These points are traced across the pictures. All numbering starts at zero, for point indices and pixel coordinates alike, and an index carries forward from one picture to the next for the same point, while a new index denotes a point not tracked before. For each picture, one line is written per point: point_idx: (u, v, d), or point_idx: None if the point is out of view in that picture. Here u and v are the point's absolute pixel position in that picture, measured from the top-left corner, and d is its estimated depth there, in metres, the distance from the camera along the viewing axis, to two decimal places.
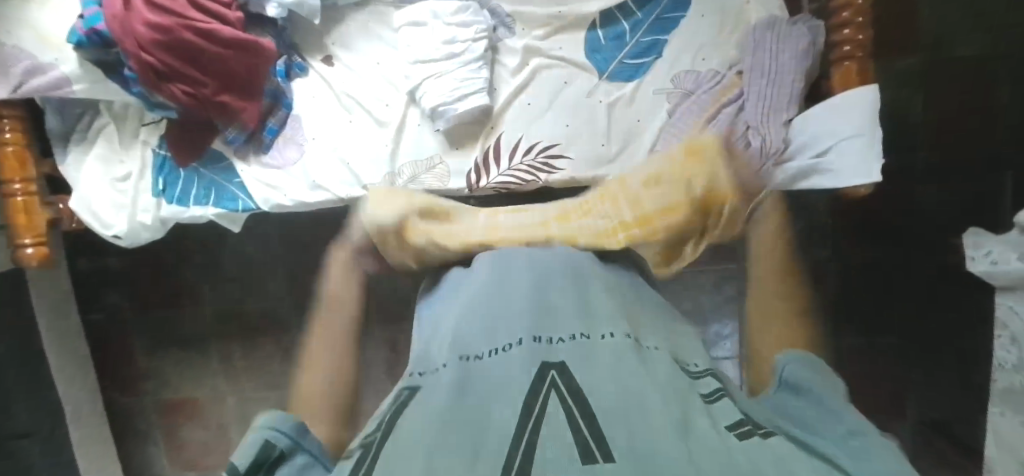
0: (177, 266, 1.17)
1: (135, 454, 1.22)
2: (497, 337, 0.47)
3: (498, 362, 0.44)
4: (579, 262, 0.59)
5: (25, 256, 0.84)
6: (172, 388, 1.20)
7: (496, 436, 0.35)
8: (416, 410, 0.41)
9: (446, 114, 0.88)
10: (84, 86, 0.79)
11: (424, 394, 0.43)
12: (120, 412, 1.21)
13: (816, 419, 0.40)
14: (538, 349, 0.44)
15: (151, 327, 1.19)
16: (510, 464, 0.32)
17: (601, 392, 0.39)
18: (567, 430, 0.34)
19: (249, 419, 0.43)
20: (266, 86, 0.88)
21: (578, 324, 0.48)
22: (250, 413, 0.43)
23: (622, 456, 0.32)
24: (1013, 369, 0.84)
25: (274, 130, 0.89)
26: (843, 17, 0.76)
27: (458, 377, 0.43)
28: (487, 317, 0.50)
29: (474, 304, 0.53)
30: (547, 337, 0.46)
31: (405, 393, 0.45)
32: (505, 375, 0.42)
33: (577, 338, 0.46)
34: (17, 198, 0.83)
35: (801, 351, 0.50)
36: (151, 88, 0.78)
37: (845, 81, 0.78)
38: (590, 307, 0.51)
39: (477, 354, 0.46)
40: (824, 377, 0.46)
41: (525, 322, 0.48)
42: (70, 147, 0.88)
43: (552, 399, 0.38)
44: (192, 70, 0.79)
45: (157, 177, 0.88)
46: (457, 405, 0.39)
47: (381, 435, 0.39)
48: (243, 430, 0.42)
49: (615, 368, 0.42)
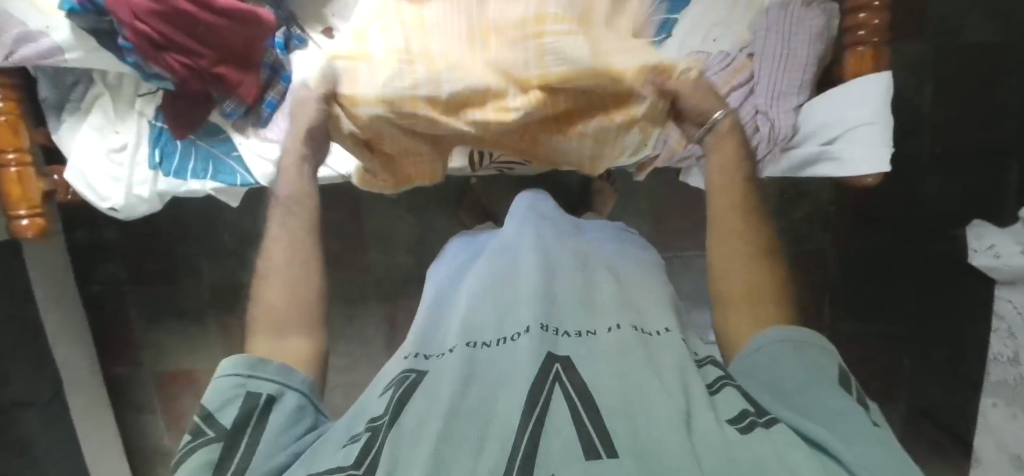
0: (174, 238, 1.16)
1: (134, 424, 1.23)
2: (504, 325, 0.48)
3: (504, 351, 0.45)
4: (584, 248, 0.59)
5: (20, 227, 0.84)
6: (171, 359, 1.20)
7: (502, 427, 0.37)
8: (423, 396, 0.42)
9: None
10: (77, 55, 0.77)
11: (430, 381, 0.44)
12: (119, 382, 1.22)
13: (804, 401, 0.43)
14: (544, 338, 0.44)
15: (148, 298, 1.19)
16: (517, 461, 0.34)
17: (605, 384, 0.40)
18: (570, 425, 0.36)
19: (256, 381, 0.46)
20: (264, 58, 0.85)
21: (586, 318, 0.48)
22: (258, 375, 0.46)
23: (626, 454, 0.34)
24: (1008, 361, 0.84)
25: (272, 103, 0.87)
26: (858, 1, 0.74)
27: (465, 363, 0.43)
28: (495, 303, 0.51)
29: (481, 285, 0.54)
30: (554, 327, 0.46)
31: (412, 376, 0.46)
32: (510, 365, 0.42)
33: (584, 333, 0.46)
34: (11, 168, 0.81)
35: (785, 329, 0.48)
36: (147, 59, 0.75)
37: (858, 67, 0.77)
38: (598, 299, 0.51)
39: (484, 343, 0.46)
40: (810, 356, 0.46)
41: (532, 307, 0.47)
42: (64, 117, 0.86)
43: (558, 391, 0.39)
44: (190, 41, 0.77)
45: (153, 148, 0.87)
46: (464, 392, 0.40)
47: (387, 421, 0.41)
48: (252, 391, 0.45)
49: (620, 362, 0.42)
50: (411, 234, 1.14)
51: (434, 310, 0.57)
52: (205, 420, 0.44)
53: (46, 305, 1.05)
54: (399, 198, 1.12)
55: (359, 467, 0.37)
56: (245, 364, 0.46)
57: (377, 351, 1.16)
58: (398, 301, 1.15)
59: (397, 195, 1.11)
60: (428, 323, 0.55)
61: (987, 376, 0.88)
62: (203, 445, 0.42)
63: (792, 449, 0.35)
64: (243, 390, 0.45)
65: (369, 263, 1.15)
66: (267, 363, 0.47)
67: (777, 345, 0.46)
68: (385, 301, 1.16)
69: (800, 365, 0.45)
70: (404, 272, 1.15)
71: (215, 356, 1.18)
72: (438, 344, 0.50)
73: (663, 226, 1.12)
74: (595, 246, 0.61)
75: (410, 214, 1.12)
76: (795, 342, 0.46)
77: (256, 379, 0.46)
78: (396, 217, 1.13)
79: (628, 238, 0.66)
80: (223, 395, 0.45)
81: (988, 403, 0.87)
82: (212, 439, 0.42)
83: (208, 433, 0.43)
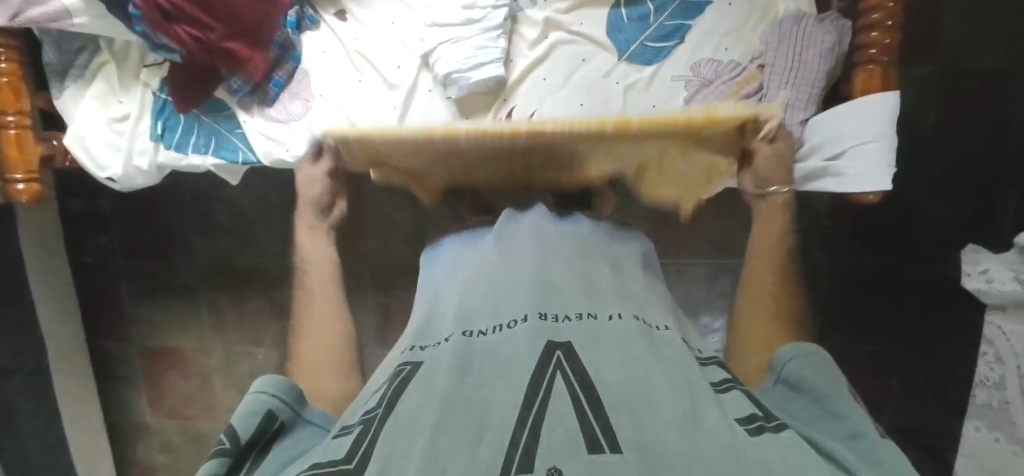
0: (169, 213, 1.15)
1: (116, 397, 1.22)
2: (502, 313, 0.48)
3: (502, 340, 0.45)
4: (586, 238, 0.60)
5: (15, 192, 0.82)
6: (159, 335, 1.19)
7: (501, 417, 0.37)
8: (419, 388, 0.42)
9: (459, 82, 0.84)
10: (85, 20, 0.76)
11: (427, 371, 0.43)
12: (104, 356, 1.21)
13: (820, 421, 0.43)
14: (543, 327, 0.45)
15: (139, 273, 1.17)
16: (518, 453, 0.33)
17: (606, 377, 0.40)
18: (572, 416, 0.36)
19: (279, 402, 0.46)
20: (274, 36, 0.85)
21: (585, 303, 0.49)
22: (281, 395, 0.46)
23: (629, 449, 0.33)
24: (993, 385, 0.85)
25: (280, 83, 0.87)
26: (872, 19, 0.74)
27: (461, 353, 0.44)
28: (492, 293, 0.51)
29: (481, 276, 0.54)
30: (552, 314, 0.47)
31: (408, 368, 0.46)
32: (509, 356, 0.42)
33: (584, 317, 0.47)
34: (9, 131, 0.80)
35: (805, 346, 0.51)
36: (154, 29, 0.74)
37: (866, 85, 0.77)
38: (596, 286, 0.51)
39: (481, 331, 0.47)
40: (827, 372, 0.48)
41: (531, 299, 0.48)
42: (67, 82, 0.85)
43: (558, 380, 0.39)
44: (199, 12, 0.76)
45: (155, 121, 0.86)
46: (461, 382, 0.40)
47: (382, 414, 0.40)
48: (272, 410, 0.45)
49: (622, 353, 0.42)
50: (408, 224, 1.13)
51: (434, 302, 0.58)
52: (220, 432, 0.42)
53: (36, 272, 1.03)
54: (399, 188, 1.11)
55: (350, 461, 0.37)
56: (270, 384, 0.47)
57: (367, 339, 1.16)
58: (392, 290, 1.15)
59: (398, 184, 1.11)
60: (425, 316, 0.55)
61: (972, 399, 0.89)
62: (214, 456, 0.40)
63: (795, 452, 0.35)
64: (265, 408, 0.45)
65: (365, 252, 1.14)
66: (290, 390, 0.47)
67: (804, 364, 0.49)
68: (379, 290, 1.15)
69: (823, 378, 0.47)
70: (400, 262, 1.14)
71: (204, 335, 1.17)
72: (435, 335, 0.50)
73: (660, 232, 1.12)
74: (600, 237, 0.62)
75: (409, 203, 1.12)
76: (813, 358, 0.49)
77: (279, 400, 0.46)
78: (395, 207, 1.12)
79: (630, 236, 0.66)
80: (242, 411, 0.44)
81: (972, 426, 0.89)
82: (224, 451, 0.40)
83: (224, 444, 0.41)
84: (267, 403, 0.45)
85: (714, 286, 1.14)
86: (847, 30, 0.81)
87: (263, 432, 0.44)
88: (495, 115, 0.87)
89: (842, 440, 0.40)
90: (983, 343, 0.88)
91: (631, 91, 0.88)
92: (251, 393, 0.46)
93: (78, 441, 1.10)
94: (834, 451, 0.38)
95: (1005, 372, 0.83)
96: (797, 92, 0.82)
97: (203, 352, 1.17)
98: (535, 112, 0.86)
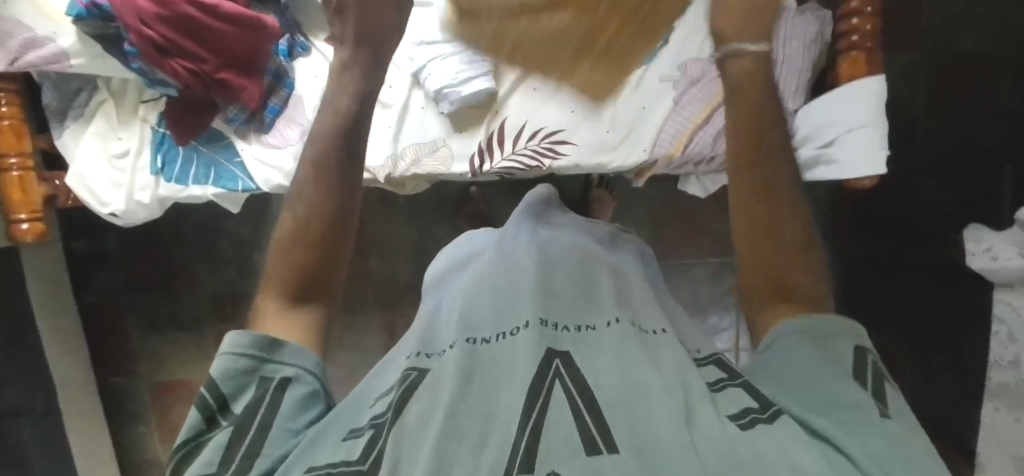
0: (173, 246, 1.16)
1: (125, 436, 1.21)
2: (504, 321, 0.48)
3: (504, 347, 0.45)
4: (583, 243, 0.61)
5: (20, 232, 0.83)
6: (168, 368, 1.19)
7: (504, 421, 0.37)
8: (424, 394, 0.42)
9: (449, 96, 0.86)
10: (83, 60, 0.78)
11: (432, 379, 0.43)
12: (114, 394, 1.20)
13: (814, 398, 0.41)
14: (543, 334, 0.45)
15: (146, 308, 1.18)
16: (518, 456, 0.34)
17: (603, 382, 0.40)
18: (570, 420, 0.36)
19: (271, 363, 0.41)
20: (267, 65, 0.85)
21: (584, 314, 0.49)
22: (272, 354, 0.41)
23: (626, 450, 0.34)
24: (1010, 364, 0.85)
25: (275, 109, 0.87)
26: (851, 8, 0.77)
27: (465, 360, 0.44)
28: (494, 299, 0.52)
29: (481, 283, 0.55)
30: (553, 323, 0.47)
31: (414, 373, 0.46)
32: (511, 360, 0.43)
33: (583, 329, 0.47)
34: (11, 172, 0.81)
35: (810, 318, 0.45)
36: (152, 66, 0.76)
37: (852, 72, 0.80)
38: (593, 294, 0.52)
39: (484, 338, 0.47)
40: (830, 346, 0.43)
41: (531, 304, 0.49)
42: (67, 123, 0.87)
43: (557, 387, 0.39)
44: (194, 46, 0.77)
45: (155, 154, 0.87)
46: (466, 387, 0.41)
47: (390, 418, 0.40)
48: (266, 373, 0.40)
49: (619, 358, 0.43)
50: (410, 243, 1.17)
51: (434, 309, 0.58)
52: (210, 402, 0.39)
53: (42, 314, 1.03)
54: (399, 207, 1.16)
55: (365, 461, 0.36)
56: (259, 343, 0.41)
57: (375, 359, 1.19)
58: (398, 309, 1.18)
59: (397, 203, 1.16)
60: (427, 323, 0.56)
61: (989, 379, 0.88)
62: (216, 429, 0.38)
63: (794, 445, 0.36)
64: (254, 372, 0.40)
65: (369, 272, 1.17)
66: (280, 346, 0.41)
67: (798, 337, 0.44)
68: (384, 310, 1.18)
69: (818, 356, 0.43)
70: (404, 281, 1.18)
71: (211, 366, 1.17)
72: (439, 342, 0.50)
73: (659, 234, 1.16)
74: (590, 240, 0.63)
75: (410, 223, 1.16)
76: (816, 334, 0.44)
77: (271, 359, 0.41)
78: (397, 225, 1.17)
79: (625, 239, 0.67)
80: (233, 376, 0.39)
81: (991, 406, 0.88)
82: (221, 424, 0.38)
83: (218, 417, 0.38)
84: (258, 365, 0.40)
85: (718, 284, 1.15)
86: (827, 20, 0.86)
87: (259, 396, 0.40)
88: (489, 127, 0.90)
89: (837, 422, 0.39)
90: (994, 321, 0.87)
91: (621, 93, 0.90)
92: (234, 349, 0.40)
93: None
94: (823, 429, 0.38)
95: None
96: (784, 83, 0.86)
97: None
98: (527, 122, 0.89)
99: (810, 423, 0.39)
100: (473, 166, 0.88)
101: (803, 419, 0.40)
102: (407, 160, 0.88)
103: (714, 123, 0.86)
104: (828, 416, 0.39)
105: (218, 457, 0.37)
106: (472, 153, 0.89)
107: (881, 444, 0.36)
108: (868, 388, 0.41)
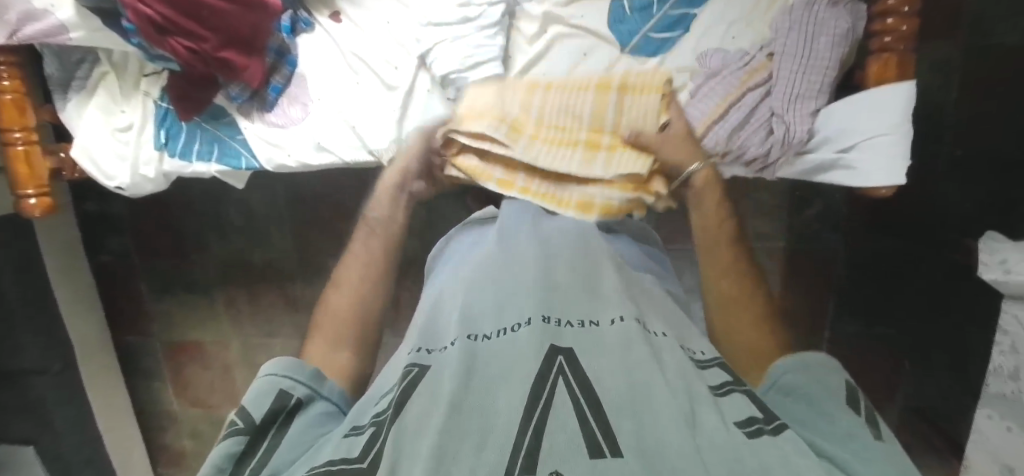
0: (181, 212, 1.17)
1: (142, 390, 1.27)
2: (505, 316, 0.47)
3: (504, 344, 0.44)
4: (587, 239, 0.60)
5: (28, 206, 0.84)
6: (181, 329, 1.23)
7: (504, 421, 0.36)
8: (423, 393, 0.41)
9: (457, 82, 0.83)
10: (82, 34, 0.76)
11: (434, 376, 0.42)
12: (130, 350, 1.25)
13: (816, 419, 0.41)
14: (546, 330, 0.44)
15: (157, 271, 1.20)
16: (519, 457, 0.33)
17: (605, 381, 0.39)
18: (574, 419, 0.35)
19: (288, 380, 0.48)
20: (269, 42, 0.82)
21: (587, 309, 0.48)
22: (290, 375, 0.48)
23: (630, 453, 0.33)
24: (1008, 375, 0.85)
25: (278, 88, 0.85)
26: (888, 6, 0.72)
27: (467, 356, 0.43)
28: (495, 293, 0.51)
29: (481, 278, 0.54)
30: (556, 318, 0.46)
31: (415, 370, 0.45)
32: (512, 356, 0.42)
33: (587, 324, 0.46)
34: (17, 147, 0.82)
35: (801, 357, 0.48)
36: (150, 44, 0.74)
37: (881, 74, 0.75)
38: (598, 292, 0.51)
39: (485, 335, 0.46)
40: (821, 380, 0.45)
41: (534, 301, 0.48)
42: (70, 94, 0.86)
43: (560, 386, 0.38)
44: (192, 23, 0.74)
45: (158, 129, 0.87)
46: (467, 383, 0.40)
47: (390, 417, 0.40)
48: (282, 389, 0.47)
49: (623, 357, 0.42)
50: None
51: (435, 304, 0.57)
52: (235, 415, 0.45)
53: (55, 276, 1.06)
54: None
55: (365, 460, 0.37)
56: (282, 366, 0.49)
57: None
58: None
59: None
60: (429, 316, 0.54)
61: (986, 388, 0.89)
62: (230, 436, 0.43)
63: (801, 460, 0.34)
64: (275, 387, 0.47)
65: None
66: (299, 369, 0.50)
67: (793, 373, 0.46)
68: None
69: (813, 385, 0.45)
70: None
71: (222, 329, 1.21)
72: (440, 337, 0.49)
73: None
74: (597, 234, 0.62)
75: None
76: (807, 368, 0.47)
77: (289, 378, 0.48)
78: None
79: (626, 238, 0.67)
80: (255, 394, 0.46)
81: (984, 414, 0.89)
82: (240, 430, 0.43)
83: (239, 425, 0.44)
84: (277, 383, 0.47)
85: None
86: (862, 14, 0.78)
87: (278, 408, 0.46)
88: None
89: (840, 442, 0.38)
90: (999, 332, 0.87)
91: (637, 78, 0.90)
92: (259, 375, 0.48)
93: (110, 433, 1.15)
94: (826, 446, 0.37)
95: (1019, 361, 0.83)
96: (808, 81, 0.82)
97: (222, 346, 1.22)
98: None
99: (814, 441, 0.38)
100: None
101: (805, 437, 0.39)
102: (411, 143, 0.85)
103: (731, 116, 0.85)
104: (833, 439, 0.38)
105: (230, 463, 0.42)
106: None
107: (881, 464, 0.36)
108: (860, 415, 0.42)
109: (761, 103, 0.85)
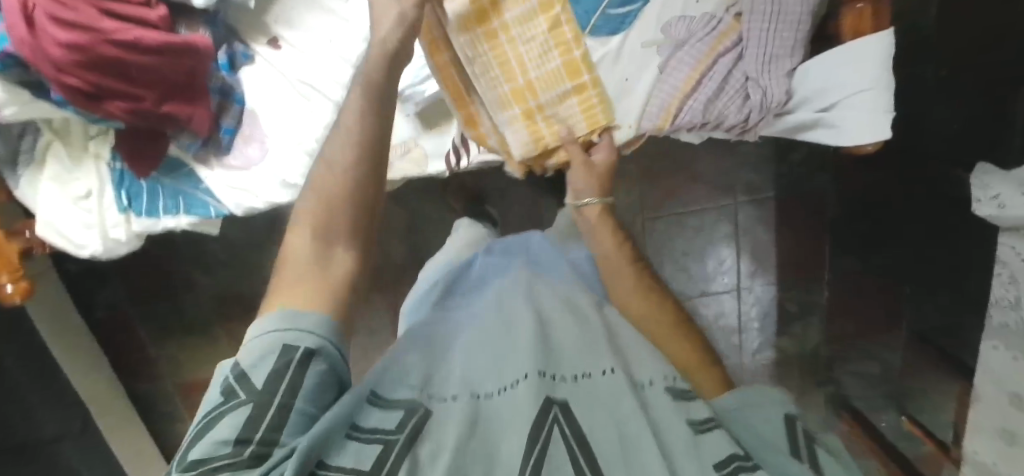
0: (164, 255, 1.15)
1: (165, 431, 1.29)
2: (504, 373, 0.45)
3: (503, 402, 0.41)
4: (573, 295, 0.58)
5: (5, 295, 0.81)
6: (189, 368, 1.24)
7: None
8: (429, 444, 0.37)
9: (413, 97, 0.80)
10: (14, 109, 0.70)
11: (435, 425, 0.39)
12: (144, 396, 1.26)
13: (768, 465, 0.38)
14: (543, 383, 0.42)
15: (153, 317, 1.20)
16: None
17: (597, 434, 0.38)
18: None
19: (296, 333, 0.39)
20: (210, 84, 0.77)
21: (584, 361, 0.46)
22: (298, 326, 0.39)
23: None
24: (1009, 305, 0.84)
25: (230, 130, 0.81)
26: None
27: (469, 410, 0.40)
28: (490, 349, 0.48)
29: (475, 335, 0.51)
30: (552, 373, 0.44)
31: (419, 416, 0.39)
32: (509, 416, 0.40)
33: (580, 377, 0.45)
34: None
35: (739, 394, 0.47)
36: (84, 112, 0.70)
37: (857, 27, 0.70)
38: (592, 342, 0.49)
39: (487, 393, 0.43)
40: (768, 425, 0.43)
41: (531, 354, 0.45)
42: (20, 170, 0.83)
43: (555, 441, 0.37)
44: (123, 84, 0.69)
45: (117, 191, 0.84)
46: (466, 437, 0.37)
47: (397, 454, 0.35)
48: (290, 344, 0.38)
49: (613, 410, 0.40)
50: (401, 224, 1.17)
51: (425, 342, 0.52)
52: (234, 373, 0.38)
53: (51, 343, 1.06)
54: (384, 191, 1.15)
55: None
56: (287, 317, 0.39)
57: (384, 338, 1.24)
58: (399, 288, 1.21)
59: None
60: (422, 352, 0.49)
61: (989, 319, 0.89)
62: (233, 408, 0.35)
63: None
64: (280, 345, 0.38)
65: None
66: (300, 316, 0.40)
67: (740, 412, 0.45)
68: (386, 291, 1.22)
69: (758, 427, 0.43)
70: (400, 261, 1.20)
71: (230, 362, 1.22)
72: (439, 385, 0.45)
73: None
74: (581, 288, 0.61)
75: (398, 204, 1.16)
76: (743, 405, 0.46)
77: (297, 330, 0.39)
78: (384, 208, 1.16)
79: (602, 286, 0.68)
80: (258, 350, 0.38)
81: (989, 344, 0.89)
82: (241, 401, 0.36)
83: (239, 395, 0.36)
84: (283, 338, 0.38)
85: (714, 232, 1.24)
86: None
87: (282, 367, 0.37)
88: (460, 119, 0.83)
89: None
90: (998, 263, 0.85)
91: (608, 54, 0.85)
92: (259, 331, 0.39)
93: None
94: None
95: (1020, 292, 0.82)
96: (780, 39, 0.77)
97: None
98: None
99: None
100: (450, 165, 0.84)
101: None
102: None
103: (705, 86, 0.82)
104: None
105: (231, 438, 0.34)
106: (448, 151, 0.84)
107: None
108: (804, 461, 0.39)
109: (734, 69, 0.81)
